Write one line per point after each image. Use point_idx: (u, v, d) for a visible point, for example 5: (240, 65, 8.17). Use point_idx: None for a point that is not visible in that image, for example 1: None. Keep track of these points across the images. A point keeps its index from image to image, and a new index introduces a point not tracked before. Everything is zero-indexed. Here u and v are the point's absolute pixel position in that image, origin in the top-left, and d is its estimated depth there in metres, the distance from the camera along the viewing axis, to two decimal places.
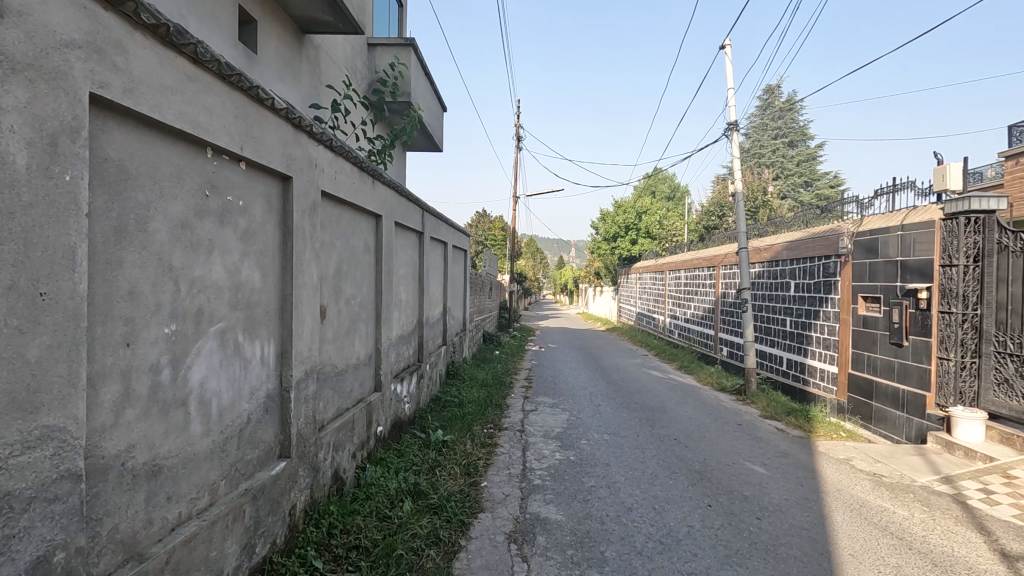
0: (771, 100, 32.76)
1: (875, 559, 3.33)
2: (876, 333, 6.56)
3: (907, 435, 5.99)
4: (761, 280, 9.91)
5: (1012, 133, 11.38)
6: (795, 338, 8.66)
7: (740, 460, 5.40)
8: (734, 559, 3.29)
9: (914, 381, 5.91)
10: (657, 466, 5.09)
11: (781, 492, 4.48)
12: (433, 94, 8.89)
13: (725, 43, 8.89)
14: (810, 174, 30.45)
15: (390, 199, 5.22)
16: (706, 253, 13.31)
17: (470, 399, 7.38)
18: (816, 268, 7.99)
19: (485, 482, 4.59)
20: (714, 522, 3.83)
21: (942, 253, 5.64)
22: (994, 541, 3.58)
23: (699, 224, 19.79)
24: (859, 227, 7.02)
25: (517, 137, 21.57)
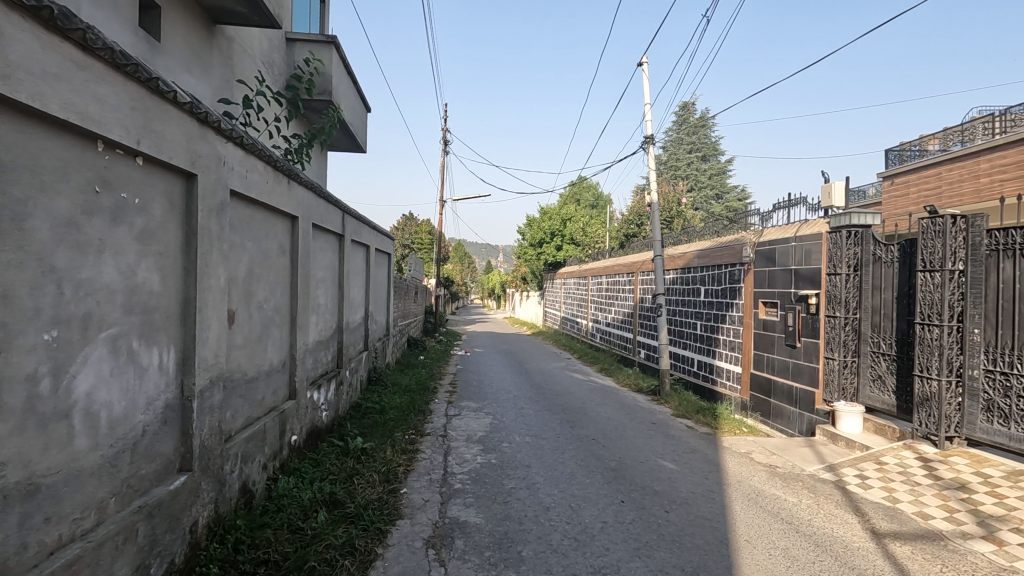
0: (685, 115, 34.68)
1: (768, 544, 3.62)
2: (775, 336, 7.15)
3: (800, 428, 6.56)
4: (675, 286, 10.52)
5: (889, 155, 12.61)
6: (704, 341, 9.23)
7: (653, 457, 5.69)
8: (643, 551, 3.47)
9: (806, 379, 6.50)
10: (575, 466, 5.26)
11: (688, 486, 4.76)
12: (356, 94, 8.68)
13: (643, 61, 9.33)
14: (721, 187, 32.66)
15: (307, 199, 5.05)
16: (626, 259, 13.88)
17: (393, 405, 7.27)
18: (723, 275, 8.58)
19: (405, 489, 4.54)
20: (627, 517, 4.01)
21: (829, 262, 6.27)
22: (867, 521, 4.01)
23: (620, 231, 20.57)
24: (760, 238, 7.62)
25: (443, 141, 21.32)
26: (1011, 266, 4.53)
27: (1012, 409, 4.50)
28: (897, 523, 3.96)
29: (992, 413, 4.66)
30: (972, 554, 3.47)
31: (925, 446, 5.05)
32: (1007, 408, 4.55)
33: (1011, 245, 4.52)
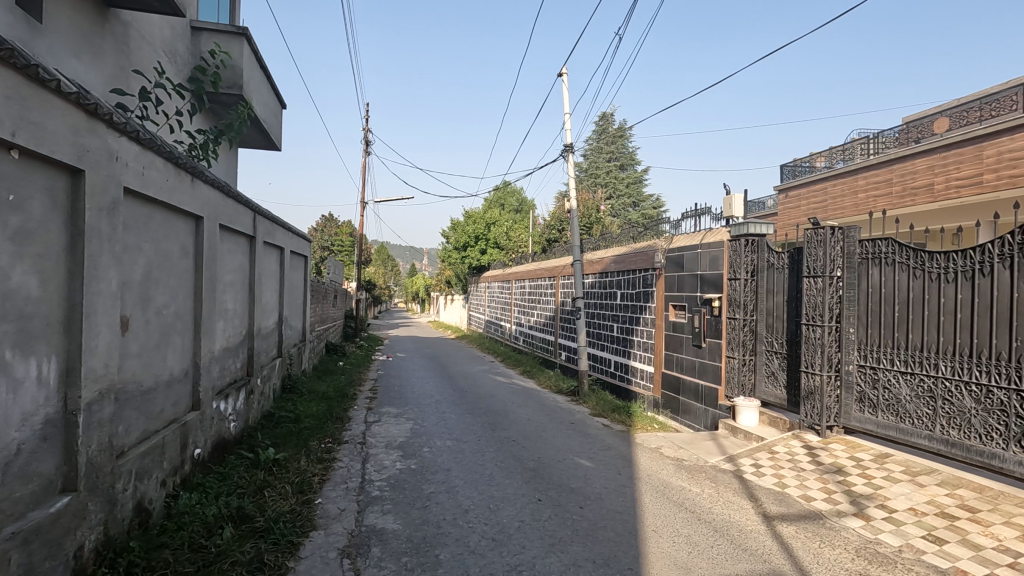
0: (604, 126, 35.95)
1: (671, 532, 3.86)
2: (683, 337, 7.62)
3: (705, 423, 7.04)
4: (594, 290, 10.92)
5: (784, 170, 13.75)
6: (620, 342, 9.64)
7: (570, 456, 5.87)
8: (557, 546, 3.59)
9: (710, 377, 6.98)
10: (495, 467, 5.33)
11: (602, 482, 4.98)
12: (269, 89, 8.31)
13: (563, 72, 9.63)
14: (637, 196, 34.17)
15: (213, 198, 4.78)
16: (547, 263, 14.21)
17: (309, 414, 7.01)
18: (638, 280, 9.02)
19: (320, 499, 4.40)
20: (543, 515, 4.12)
21: (730, 268, 6.80)
22: (759, 505, 4.38)
23: (543, 237, 20.99)
24: (670, 244, 8.10)
25: (365, 141, 20.80)
26: (877, 272, 5.09)
27: (878, 399, 5.02)
28: (785, 506, 4.36)
29: (863, 403, 5.17)
30: (844, 530, 3.89)
31: (810, 435, 5.56)
32: (874, 398, 5.06)
33: (877, 254, 5.09)
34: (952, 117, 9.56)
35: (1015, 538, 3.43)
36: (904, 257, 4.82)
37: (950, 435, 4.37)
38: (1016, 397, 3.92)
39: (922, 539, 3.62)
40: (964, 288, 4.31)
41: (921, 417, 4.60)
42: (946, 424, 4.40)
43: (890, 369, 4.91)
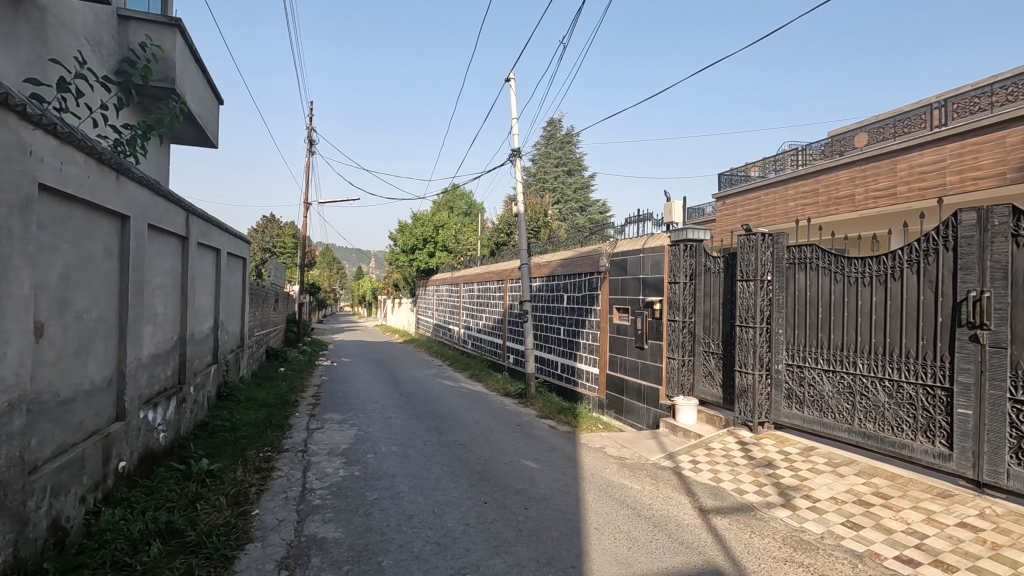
0: (552, 131, 36.43)
1: (613, 529, 3.97)
2: (627, 339, 7.84)
3: (647, 422, 7.27)
4: (541, 293, 11.06)
5: (722, 178, 14.35)
6: (567, 344, 9.80)
7: (516, 457, 5.92)
8: (502, 547, 3.62)
9: (652, 377, 7.22)
10: (440, 472, 5.29)
11: (547, 482, 5.05)
12: (204, 83, 7.96)
13: (511, 77, 9.72)
14: (584, 201, 34.79)
15: (141, 197, 4.54)
16: (495, 267, 14.26)
17: (246, 422, 6.74)
18: (583, 283, 9.20)
19: (257, 510, 4.25)
20: (488, 517, 4.14)
21: (670, 272, 7.07)
22: (696, 500, 4.57)
23: (491, 240, 21.03)
24: (614, 249, 8.32)
25: (308, 140, 20.22)
26: (802, 276, 5.42)
27: (804, 395, 5.33)
28: (719, 499, 4.57)
29: (791, 399, 5.48)
30: (773, 520, 4.12)
31: (744, 431, 5.84)
32: (801, 394, 5.37)
33: (802, 259, 5.42)
34: (871, 133, 10.30)
35: (921, 521, 3.73)
36: (826, 263, 5.16)
37: (866, 427, 4.69)
38: (922, 391, 4.25)
39: (841, 526, 3.87)
40: (878, 291, 4.66)
41: (842, 411, 4.92)
42: (863, 418, 4.73)
43: (815, 367, 5.22)
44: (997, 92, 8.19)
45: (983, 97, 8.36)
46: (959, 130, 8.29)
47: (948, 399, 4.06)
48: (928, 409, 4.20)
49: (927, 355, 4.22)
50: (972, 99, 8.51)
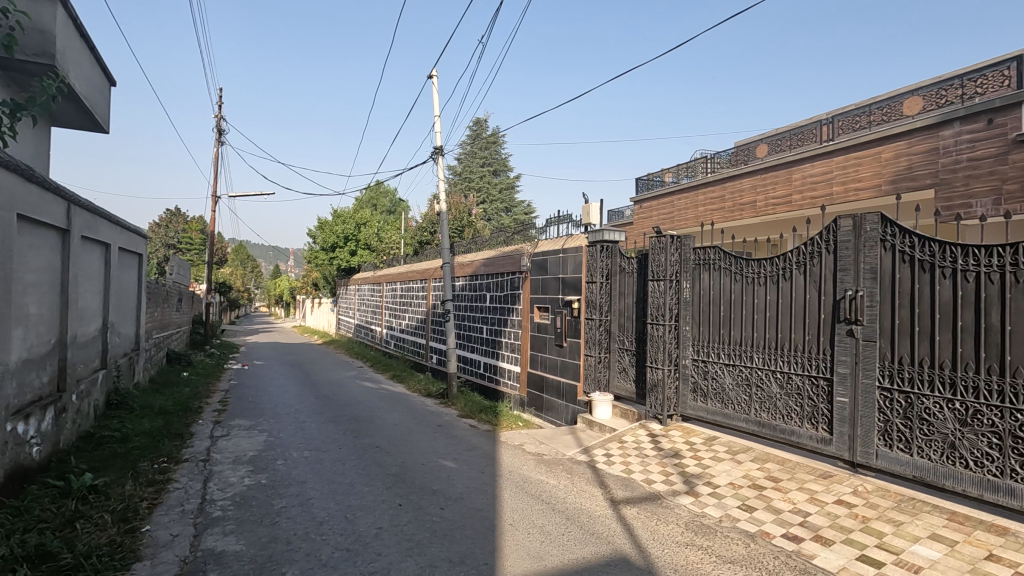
0: (478, 131, 36.42)
1: (527, 524, 4.02)
2: (547, 337, 7.99)
3: (565, 418, 7.45)
4: (464, 292, 11.04)
5: (639, 183, 14.88)
6: (489, 344, 9.83)
7: (435, 458, 5.86)
8: (415, 549, 3.57)
9: (570, 374, 7.41)
10: (355, 476, 5.14)
11: (464, 482, 5.04)
12: (92, 62, 7.26)
13: (433, 74, 9.63)
14: (509, 202, 35.06)
15: (8, 183, 4.06)
16: (419, 266, 14.06)
17: (139, 432, 6.21)
18: (505, 283, 9.28)
19: (148, 526, 3.93)
20: (402, 520, 4.07)
21: (587, 272, 7.28)
22: (608, 492, 4.73)
23: (414, 238, 20.69)
24: (535, 249, 8.46)
25: (218, 130, 19.00)
26: (706, 276, 5.76)
27: (708, 388, 5.66)
28: (629, 490, 4.76)
29: (696, 392, 5.81)
30: (677, 507, 4.35)
31: (654, 424, 6.12)
32: (705, 387, 5.70)
33: (706, 260, 5.76)
34: (770, 145, 11.10)
35: (805, 500, 4.07)
36: (727, 263, 5.52)
37: (761, 416, 5.05)
38: (808, 381, 4.64)
39: (737, 509, 4.15)
40: (771, 290, 5.03)
41: (740, 402, 5.28)
42: (758, 408, 5.09)
43: (717, 361, 5.57)
44: (874, 112, 9.09)
45: (864, 116, 9.22)
46: (843, 145, 9.14)
47: (828, 387, 4.46)
48: (812, 397, 4.59)
49: (812, 348, 4.61)
50: (855, 117, 9.37)
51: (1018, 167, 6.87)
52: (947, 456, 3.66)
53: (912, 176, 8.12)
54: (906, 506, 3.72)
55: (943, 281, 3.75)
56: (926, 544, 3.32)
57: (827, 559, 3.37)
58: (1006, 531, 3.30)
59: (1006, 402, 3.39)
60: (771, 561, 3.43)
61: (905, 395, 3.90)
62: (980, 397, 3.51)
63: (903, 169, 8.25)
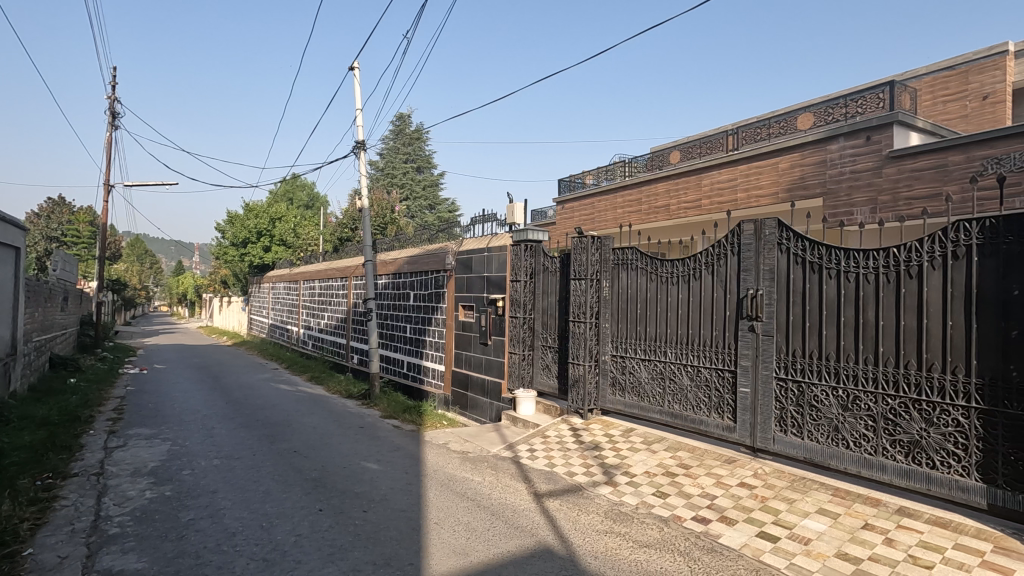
0: (401, 126, 35.65)
1: (452, 522, 4.04)
2: (472, 336, 8.02)
3: (490, 415, 7.52)
4: (387, 291, 10.82)
5: (561, 184, 15.20)
6: (413, 343, 9.71)
7: (357, 460, 5.72)
8: (337, 555, 3.48)
9: (495, 372, 7.49)
10: (271, 483, 4.90)
11: (388, 483, 4.96)
12: None
13: (355, 66, 9.36)
14: (433, 199, 34.66)
15: None
16: (339, 263, 13.59)
17: (18, 446, 5.56)
18: (429, 281, 9.20)
19: (31, 549, 3.54)
20: (322, 525, 3.94)
21: (512, 271, 7.39)
22: (531, 486, 4.84)
23: (334, 235, 19.96)
24: (460, 248, 8.46)
25: (111, 113, 17.36)
26: (624, 275, 6.02)
27: (625, 382, 5.93)
28: (552, 483, 4.90)
29: (615, 386, 6.06)
30: (597, 497, 4.54)
31: (575, 418, 6.32)
32: (623, 382, 5.97)
33: (624, 260, 6.03)
34: (683, 152, 11.76)
35: (712, 484, 4.38)
36: (643, 263, 5.81)
37: (674, 408, 5.37)
38: (715, 373, 4.99)
39: (651, 496, 4.40)
40: (682, 289, 5.36)
41: (655, 395, 5.58)
42: (671, 400, 5.40)
43: (634, 356, 5.85)
44: (773, 126, 9.89)
45: (765, 128, 9.98)
46: (746, 155, 9.87)
47: (733, 379, 4.83)
48: (719, 389, 4.94)
49: (718, 343, 4.97)
50: (757, 129, 10.14)
51: (890, 179, 7.75)
52: (832, 438, 4.08)
53: (805, 186, 8.93)
54: (798, 485, 4.11)
55: (829, 280, 4.17)
56: (814, 518, 3.69)
57: (731, 537, 3.66)
58: (879, 502, 3.73)
59: (878, 388, 3.82)
60: (682, 543, 3.67)
61: (798, 384, 4.31)
62: (858, 385, 3.93)
63: (797, 179, 9.06)
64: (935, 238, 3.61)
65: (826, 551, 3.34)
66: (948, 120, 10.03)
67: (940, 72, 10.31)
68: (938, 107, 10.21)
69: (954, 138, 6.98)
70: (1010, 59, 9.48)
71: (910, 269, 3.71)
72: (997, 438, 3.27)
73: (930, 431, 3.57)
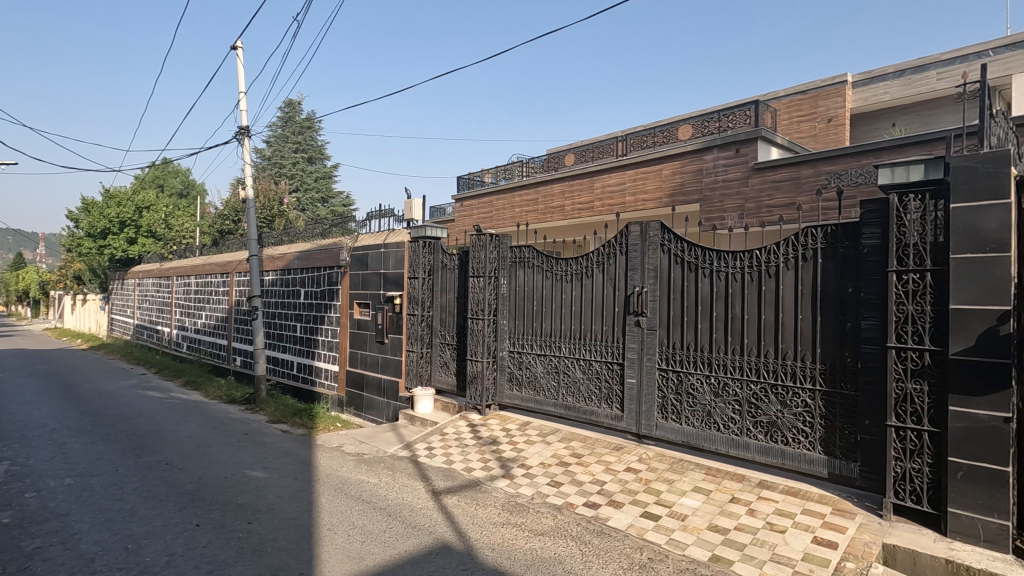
0: (291, 113, 33.54)
1: (346, 526, 3.91)
2: (367, 334, 7.79)
3: (387, 415, 7.36)
4: (274, 287, 10.17)
5: (460, 181, 15.15)
6: (303, 342, 9.22)
7: (240, 469, 5.33)
8: (217, 572, 3.24)
9: (392, 371, 7.34)
10: (138, 500, 4.43)
11: (276, 491, 4.69)
12: None
13: (238, 44, 8.70)
14: (326, 191, 33.04)
15: None
16: (219, 258, 12.54)
17: None
18: (322, 277, 8.79)
19: None
20: (200, 541, 3.64)
21: (410, 268, 7.28)
22: (429, 484, 4.82)
23: (214, 227, 18.36)
24: (355, 243, 8.17)
25: None
26: (521, 273, 6.17)
27: (522, 377, 6.09)
28: (450, 480, 4.91)
29: (512, 382, 6.20)
30: (494, 490, 4.62)
31: (473, 414, 6.37)
32: (519, 377, 6.12)
33: (522, 258, 6.17)
34: (577, 155, 12.24)
35: (602, 471, 4.64)
36: (539, 262, 5.99)
37: (567, 400, 5.60)
38: (605, 366, 5.28)
39: (546, 486, 4.56)
40: (576, 286, 5.60)
41: (550, 389, 5.78)
42: (565, 393, 5.63)
43: (531, 352, 6.02)
44: (658, 134, 10.62)
45: (650, 136, 10.69)
46: (634, 161, 10.51)
47: (620, 371, 5.14)
48: (608, 380, 5.24)
49: (608, 337, 5.26)
50: (643, 137, 10.83)
51: (755, 189, 8.65)
52: (705, 422, 4.49)
53: (684, 192, 9.70)
54: (676, 467, 4.48)
55: (703, 278, 4.58)
56: (690, 496, 4.04)
57: (618, 520, 3.90)
58: (743, 477, 4.16)
59: (743, 375, 4.27)
60: (574, 528, 3.85)
61: (677, 374, 4.68)
62: (727, 373, 4.36)
63: (677, 185, 9.81)
64: (789, 242, 4.10)
65: (700, 525, 3.68)
66: (801, 138, 11.40)
67: (795, 95, 11.66)
68: (793, 126, 11.55)
69: (806, 154, 7.97)
70: (849, 88, 11.00)
71: (769, 268, 4.19)
72: (836, 415, 3.79)
73: (785, 411, 4.05)
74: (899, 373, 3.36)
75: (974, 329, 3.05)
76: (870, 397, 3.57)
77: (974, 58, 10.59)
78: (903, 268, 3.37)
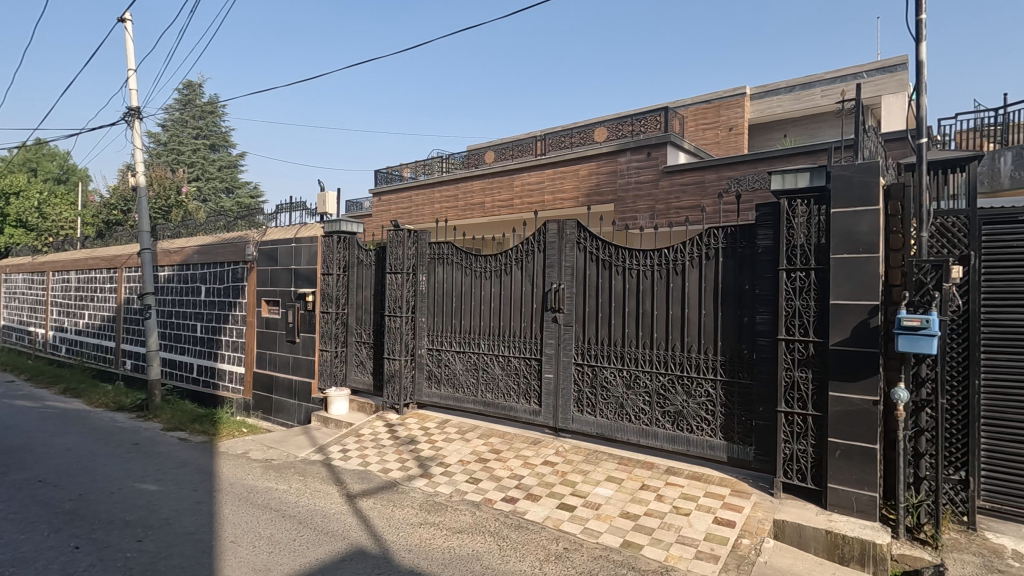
0: (190, 95, 31.04)
1: (252, 537, 3.69)
2: (277, 333, 7.38)
3: (299, 418, 7.02)
4: (171, 284, 9.37)
5: (378, 175, 14.73)
6: (205, 343, 8.57)
7: (129, 483, 4.87)
8: None
9: (304, 371, 7.01)
10: (2, 524, 3.92)
11: (172, 504, 4.33)
12: None
13: (126, 17, 7.93)
14: (231, 181, 30.93)
15: None
16: (104, 251, 11.37)
17: None
18: (225, 274, 8.22)
19: None
20: (80, 565, 3.29)
21: (323, 264, 6.98)
22: (344, 488, 4.65)
23: (98, 217, 16.60)
24: (263, 237, 7.71)
25: None
26: (440, 269, 6.10)
27: (441, 375, 6.03)
28: (366, 482, 4.76)
29: (431, 380, 6.13)
30: (412, 490, 4.54)
31: (391, 414, 6.22)
32: (438, 374, 6.06)
33: (441, 254, 6.10)
34: (496, 152, 12.29)
35: (520, 466, 4.69)
36: (459, 258, 5.95)
37: (486, 397, 5.62)
38: (523, 362, 5.34)
39: (464, 483, 4.54)
40: (495, 282, 5.62)
41: (469, 385, 5.76)
42: (484, 390, 5.64)
43: (449, 349, 5.97)
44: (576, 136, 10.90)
45: (568, 137, 10.94)
46: (553, 160, 10.71)
47: (538, 366, 5.23)
48: (526, 375, 5.31)
49: (526, 333, 5.33)
50: (562, 138, 11.07)
51: (665, 191, 9.10)
52: (618, 413, 4.66)
53: (600, 192, 10.02)
54: (591, 458, 4.63)
55: (617, 275, 4.75)
56: (604, 485, 4.19)
57: (536, 512, 3.96)
58: (653, 465, 4.37)
59: (653, 368, 4.48)
60: (492, 524, 3.87)
61: (592, 368, 4.83)
62: (638, 366, 4.56)
63: (593, 186, 10.12)
64: (694, 241, 4.34)
65: (613, 512, 3.83)
66: (706, 145, 12.15)
67: (700, 104, 12.41)
68: (699, 133, 12.28)
69: (710, 159, 8.51)
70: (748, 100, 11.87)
71: (677, 266, 4.42)
72: (734, 403, 4.07)
73: (689, 401, 4.29)
74: (788, 362, 3.67)
75: (850, 322, 3.40)
76: (764, 385, 3.87)
77: (851, 79, 11.78)
78: (792, 267, 3.68)
